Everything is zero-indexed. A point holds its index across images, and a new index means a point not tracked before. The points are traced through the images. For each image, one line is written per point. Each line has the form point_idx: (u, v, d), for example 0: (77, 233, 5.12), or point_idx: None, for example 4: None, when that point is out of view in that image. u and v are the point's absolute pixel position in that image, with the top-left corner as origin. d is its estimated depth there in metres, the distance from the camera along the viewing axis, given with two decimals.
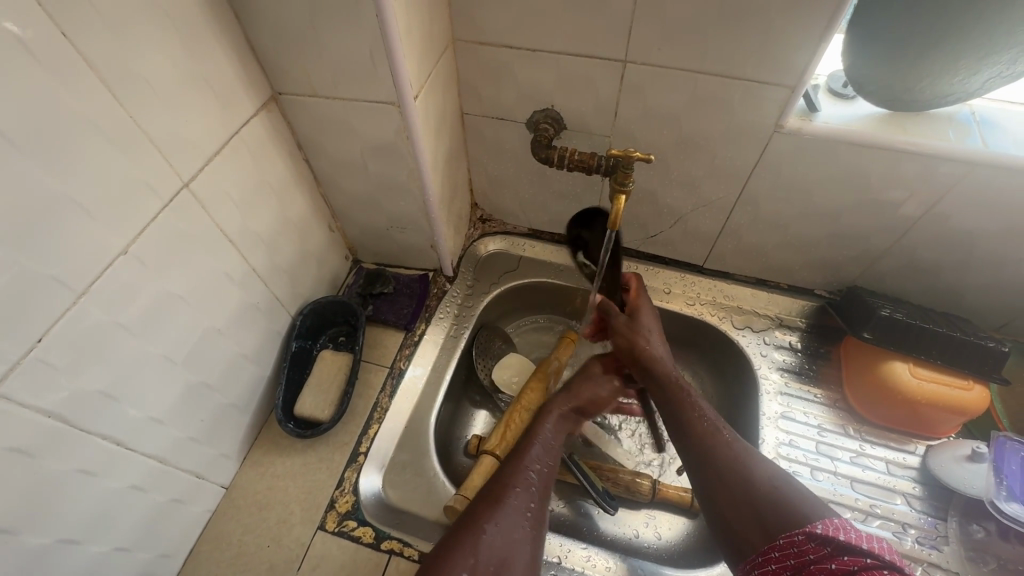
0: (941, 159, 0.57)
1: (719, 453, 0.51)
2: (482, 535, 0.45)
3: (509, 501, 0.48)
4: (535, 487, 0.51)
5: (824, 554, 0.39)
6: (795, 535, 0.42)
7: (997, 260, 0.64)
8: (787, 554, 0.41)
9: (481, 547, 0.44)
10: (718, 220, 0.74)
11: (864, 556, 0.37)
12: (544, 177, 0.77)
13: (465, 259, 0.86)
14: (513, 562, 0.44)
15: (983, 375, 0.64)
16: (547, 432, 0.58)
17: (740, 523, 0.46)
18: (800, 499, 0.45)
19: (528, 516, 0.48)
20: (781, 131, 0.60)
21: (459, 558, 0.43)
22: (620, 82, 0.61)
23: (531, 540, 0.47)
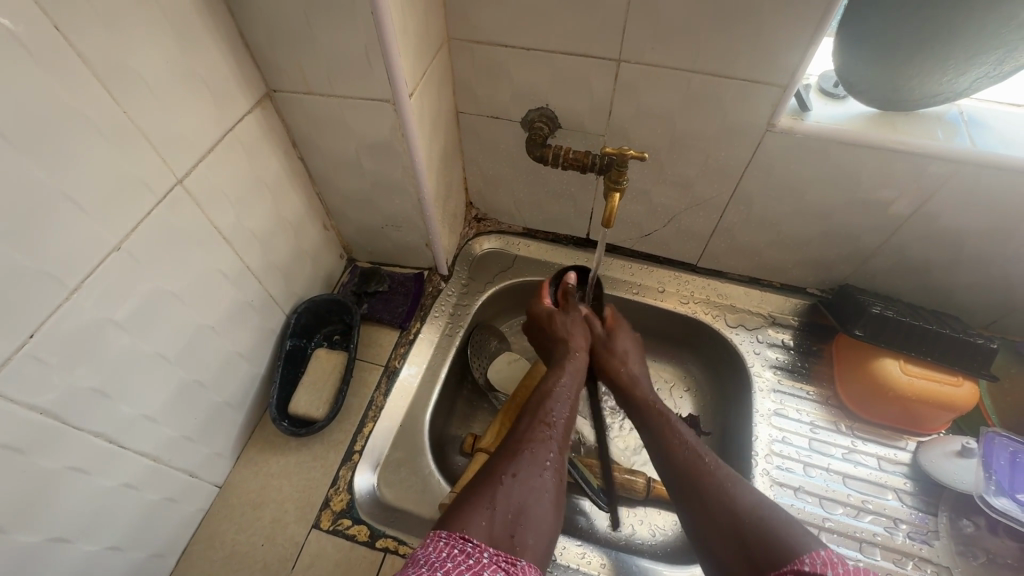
0: (930, 158, 0.57)
1: (707, 477, 0.53)
2: (504, 486, 0.47)
3: (529, 458, 0.50)
4: (554, 445, 0.53)
5: None
6: (784, 573, 0.42)
7: (985, 258, 0.65)
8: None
9: (502, 494, 0.46)
10: (711, 219, 0.74)
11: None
12: (539, 176, 0.77)
13: (460, 258, 0.86)
14: (531, 510, 0.46)
15: (972, 372, 0.65)
16: (568, 394, 0.60)
17: (726, 549, 0.48)
18: (788, 523, 0.46)
19: (545, 469, 0.50)
20: (774, 129, 0.60)
21: (478, 507, 0.44)
22: (615, 81, 0.61)
23: (549, 495, 0.48)
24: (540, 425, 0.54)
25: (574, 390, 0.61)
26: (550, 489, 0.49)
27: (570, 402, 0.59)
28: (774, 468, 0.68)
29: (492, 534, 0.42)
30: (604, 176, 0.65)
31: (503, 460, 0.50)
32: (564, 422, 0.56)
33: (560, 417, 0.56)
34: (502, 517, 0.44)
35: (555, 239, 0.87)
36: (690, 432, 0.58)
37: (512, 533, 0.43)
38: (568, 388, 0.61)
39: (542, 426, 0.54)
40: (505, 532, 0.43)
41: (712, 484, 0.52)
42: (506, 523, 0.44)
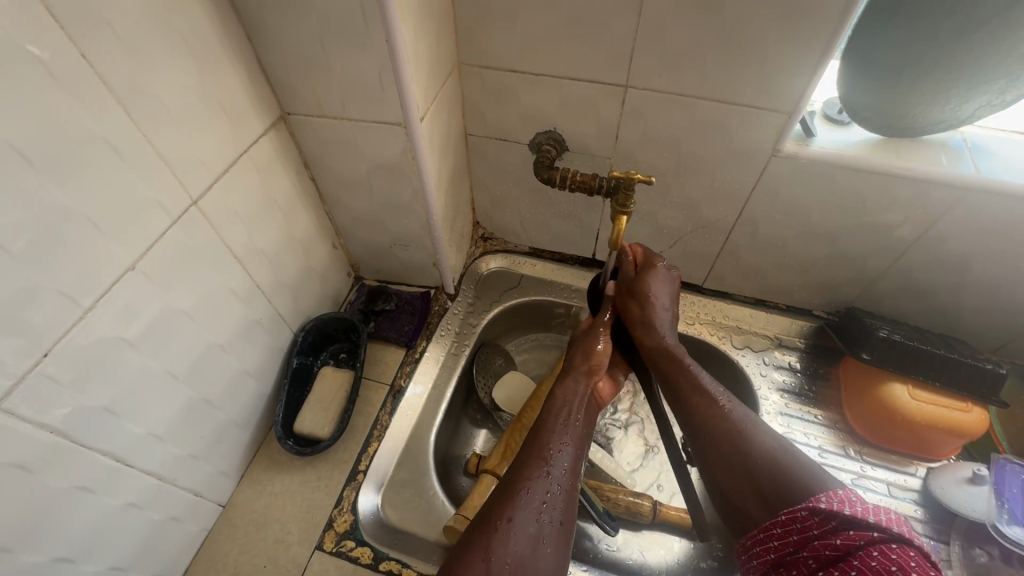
0: (935, 184, 0.58)
1: (716, 419, 0.49)
2: (499, 536, 0.43)
3: (525, 499, 0.45)
4: (557, 478, 0.48)
5: (828, 529, 0.38)
6: (799, 510, 0.40)
7: (992, 282, 0.65)
8: (790, 529, 0.41)
9: (495, 550, 0.42)
10: (717, 241, 0.75)
11: (870, 530, 0.37)
12: (545, 196, 0.78)
13: (467, 277, 0.87)
14: (531, 563, 0.42)
15: (981, 398, 0.64)
16: (572, 412, 0.55)
17: (741, 495, 0.45)
18: (801, 464, 0.44)
19: (546, 509, 0.45)
20: (779, 154, 0.61)
21: (467, 568, 0.40)
22: (622, 106, 0.63)
23: (551, 542, 0.43)
24: (539, 454, 0.49)
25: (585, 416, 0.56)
26: (553, 532, 0.44)
27: (576, 424, 0.54)
28: None
29: None
30: (611, 198, 0.65)
31: (497, 500, 0.46)
32: (570, 446, 0.51)
33: (562, 442, 0.51)
34: None
35: (562, 259, 0.88)
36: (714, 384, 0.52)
37: None
38: (579, 409, 0.56)
39: (541, 455, 0.49)
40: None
41: (725, 427, 0.48)
42: None
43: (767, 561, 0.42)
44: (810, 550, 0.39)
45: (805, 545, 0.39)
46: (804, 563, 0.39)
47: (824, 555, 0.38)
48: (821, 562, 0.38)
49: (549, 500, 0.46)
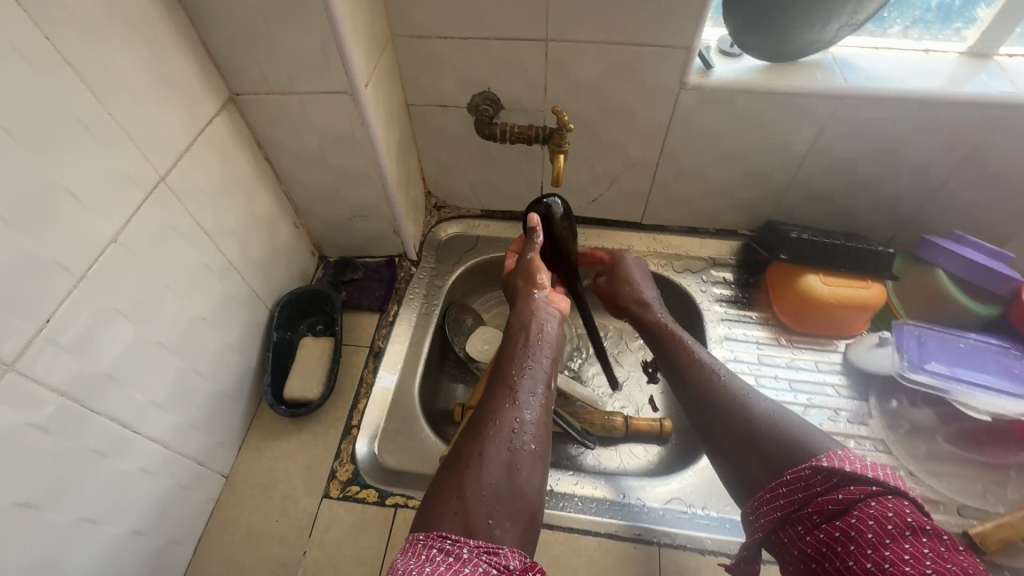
0: (814, 97, 0.68)
1: (716, 387, 0.55)
2: (474, 469, 0.47)
3: (494, 432, 0.50)
4: (524, 407, 0.52)
5: (830, 486, 0.42)
6: (802, 469, 0.44)
7: (873, 179, 0.77)
8: (795, 488, 0.44)
9: (471, 483, 0.46)
10: (647, 177, 0.83)
11: (869, 484, 0.41)
12: (489, 157, 0.85)
13: (427, 245, 0.93)
14: (506, 488, 0.47)
15: (877, 275, 0.76)
16: (539, 350, 0.59)
17: (742, 456, 0.50)
18: (798, 425, 0.49)
19: (516, 434, 0.50)
20: (686, 87, 0.70)
21: (447, 500, 0.45)
22: (546, 59, 0.69)
23: (524, 466, 0.48)
24: (507, 389, 0.54)
25: (548, 339, 0.61)
26: (526, 458, 0.49)
27: (539, 354, 0.59)
28: None
29: (465, 523, 0.43)
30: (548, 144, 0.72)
31: (472, 439, 0.50)
32: (533, 376, 0.56)
33: (529, 376, 0.56)
34: (473, 504, 0.45)
35: (512, 216, 0.95)
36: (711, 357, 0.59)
37: (489, 518, 0.44)
38: (540, 338, 0.61)
39: (510, 390, 0.54)
40: (481, 518, 0.44)
41: (724, 398, 0.54)
42: (481, 509, 0.45)
43: (774, 519, 0.46)
44: (815, 505, 0.43)
45: (808, 501, 0.43)
46: (809, 518, 0.43)
47: (828, 509, 0.42)
48: (825, 515, 0.42)
49: (519, 430, 0.50)
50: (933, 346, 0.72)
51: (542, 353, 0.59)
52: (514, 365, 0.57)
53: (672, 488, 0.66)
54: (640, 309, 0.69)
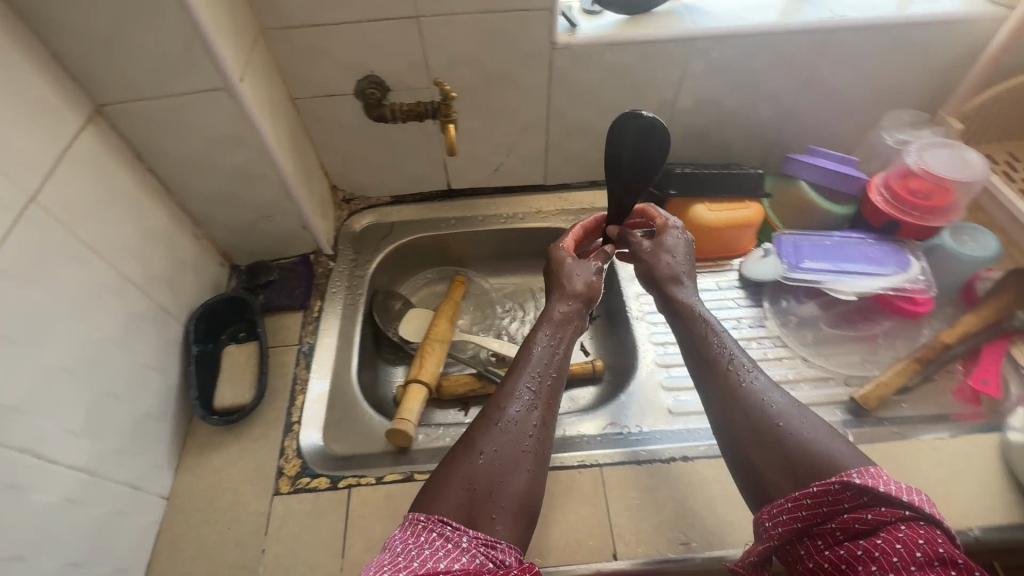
0: (670, 41, 0.75)
1: (748, 392, 0.54)
2: (480, 462, 0.49)
3: (501, 429, 0.52)
4: (527, 402, 0.54)
5: (859, 503, 0.42)
6: (833, 483, 0.44)
7: (736, 111, 0.86)
8: (820, 501, 0.44)
9: (478, 474, 0.49)
10: (540, 139, 0.88)
11: (900, 508, 0.41)
12: (387, 141, 0.86)
13: (342, 238, 0.92)
14: (507, 484, 0.49)
15: (752, 195, 0.85)
16: (560, 340, 0.61)
17: (775, 469, 0.49)
18: (832, 448, 0.48)
19: (523, 433, 0.52)
20: (557, 47, 0.74)
21: (453, 490, 0.48)
22: (421, 35, 0.72)
23: (525, 462, 0.51)
24: (512, 380, 0.56)
25: (562, 334, 0.62)
26: (528, 457, 0.51)
27: (549, 345, 0.60)
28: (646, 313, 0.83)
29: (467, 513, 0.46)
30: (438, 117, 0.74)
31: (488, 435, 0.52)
32: (540, 369, 0.57)
33: (546, 366, 0.58)
34: (476, 496, 0.47)
35: (423, 198, 0.97)
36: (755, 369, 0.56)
37: (491, 513, 0.47)
38: (554, 332, 0.61)
39: (511, 384, 0.56)
40: (484, 514, 0.47)
41: (762, 412, 0.52)
42: (485, 502, 0.47)
43: (791, 529, 0.45)
44: (839, 521, 0.43)
45: (832, 515, 0.44)
46: (831, 533, 0.43)
47: (854, 527, 0.42)
48: (850, 532, 0.42)
49: (528, 429, 0.52)
50: (805, 246, 0.80)
51: (555, 347, 0.60)
52: (526, 364, 0.58)
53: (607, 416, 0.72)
54: (674, 286, 0.65)
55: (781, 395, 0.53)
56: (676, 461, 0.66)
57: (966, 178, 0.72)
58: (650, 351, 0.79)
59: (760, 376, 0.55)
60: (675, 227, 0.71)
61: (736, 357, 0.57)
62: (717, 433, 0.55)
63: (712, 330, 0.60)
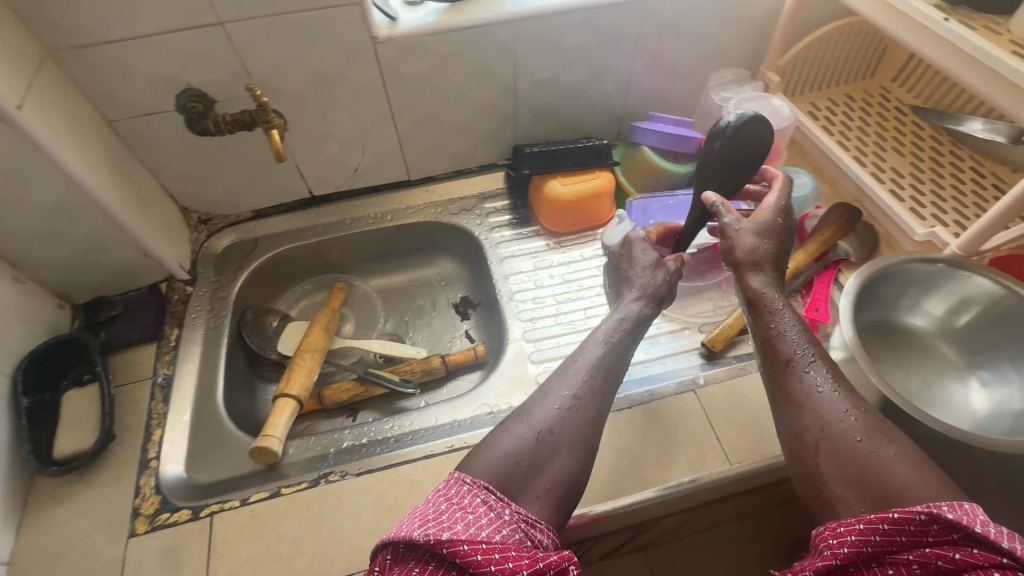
0: (492, 25, 0.77)
1: (819, 399, 0.51)
2: (531, 441, 0.53)
3: (560, 413, 0.56)
4: (572, 386, 0.58)
5: (945, 538, 0.38)
6: (920, 514, 0.38)
7: (577, 86, 0.89)
8: (900, 530, 0.39)
9: (530, 450, 0.53)
10: (391, 135, 0.88)
11: (999, 554, 0.36)
12: (228, 154, 0.83)
13: (201, 260, 0.88)
14: (547, 468, 0.52)
15: (601, 164, 0.89)
16: (613, 336, 0.63)
17: (843, 483, 0.47)
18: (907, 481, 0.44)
19: (576, 426, 0.55)
20: (379, 41, 0.74)
21: (503, 462, 0.52)
22: (232, 42, 0.69)
23: (561, 450, 0.54)
24: (572, 361, 0.61)
25: (636, 322, 0.65)
26: (568, 446, 0.54)
27: (616, 327, 0.64)
28: (514, 291, 0.86)
29: (506, 478, 0.51)
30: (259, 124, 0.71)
31: (541, 414, 0.55)
32: (601, 360, 0.60)
33: (602, 365, 0.60)
34: (515, 467, 0.51)
35: (286, 208, 0.94)
36: (847, 390, 0.52)
37: (536, 493, 0.51)
38: (626, 312, 0.65)
39: (559, 375, 0.59)
40: (529, 493, 0.51)
41: (844, 432, 0.49)
42: (520, 475, 0.51)
43: (859, 551, 0.40)
44: (919, 555, 0.38)
45: (911, 546, 0.39)
46: (906, 564, 0.39)
47: (933, 564, 0.38)
48: (930, 569, 0.38)
49: (578, 415, 0.56)
50: (654, 207, 0.86)
51: (622, 332, 0.63)
52: (592, 349, 0.61)
53: (477, 398, 0.73)
54: (751, 272, 0.61)
55: (861, 409, 0.50)
56: None
57: (777, 126, 0.79)
58: (523, 326, 0.81)
59: (841, 384, 0.52)
60: (777, 211, 0.65)
61: (816, 361, 0.54)
62: (779, 424, 0.54)
63: (794, 328, 0.57)
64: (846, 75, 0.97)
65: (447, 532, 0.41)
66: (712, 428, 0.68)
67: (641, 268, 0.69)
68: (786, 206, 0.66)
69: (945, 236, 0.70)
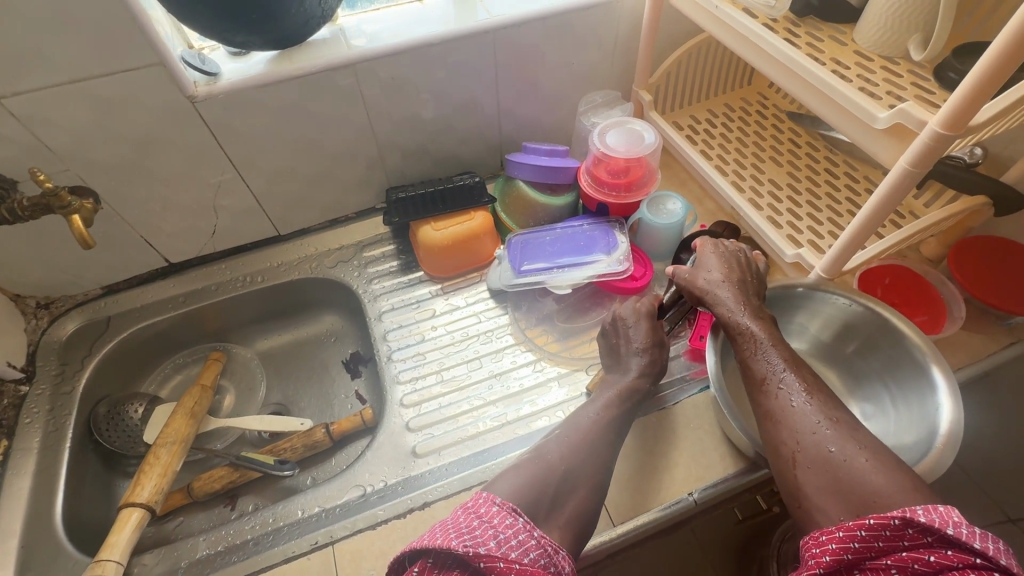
0: (328, 70, 0.71)
1: (792, 413, 0.50)
2: (556, 471, 0.53)
3: (579, 453, 0.56)
4: (591, 427, 0.59)
5: (920, 542, 0.37)
6: (895, 519, 0.38)
7: (443, 122, 0.84)
8: (876, 535, 0.38)
9: (553, 478, 0.52)
10: (245, 193, 0.81)
11: (971, 554, 0.35)
12: (52, 235, 0.74)
13: (41, 352, 0.79)
14: (567, 501, 0.51)
15: (477, 204, 0.84)
16: (618, 402, 0.62)
17: (823, 493, 0.45)
18: (886, 485, 0.42)
19: (590, 469, 0.55)
20: (198, 100, 0.67)
21: (526, 487, 0.51)
22: (16, 118, 0.61)
23: (581, 488, 0.53)
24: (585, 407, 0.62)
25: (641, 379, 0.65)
26: (587, 484, 0.53)
27: (620, 380, 0.65)
28: (394, 349, 0.80)
29: (532, 505, 0.49)
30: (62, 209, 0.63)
31: (553, 452, 0.55)
32: (604, 414, 0.61)
33: (610, 424, 0.60)
34: (543, 498, 0.50)
35: (142, 281, 0.86)
36: (824, 401, 0.49)
37: (558, 523, 0.50)
38: (629, 373, 0.65)
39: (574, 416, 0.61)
40: (552, 522, 0.49)
41: (817, 440, 0.47)
42: (543, 503, 0.50)
43: (842, 559, 0.39)
44: (895, 559, 0.37)
45: (888, 551, 0.38)
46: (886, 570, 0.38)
47: (911, 567, 0.37)
48: (908, 573, 0.37)
49: (591, 457, 0.56)
50: (533, 246, 0.81)
51: (623, 387, 0.64)
52: (595, 403, 0.62)
53: (349, 480, 0.67)
54: (713, 304, 0.60)
55: (836, 419, 0.48)
56: (411, 512, 0.62)
57: (642, 152, 0.75)
58: (404, 389, 0.76)
59: (819, 396, 0.50)
60: (711, 243, 0.66)
61: (787, 376, 0.52)
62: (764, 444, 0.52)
63: (767, 346, 0.55)
64: (722, 85, 0.95)
65: (483, 547, 0.41)
66: None
67: (637, 340, 0.67)
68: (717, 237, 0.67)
69: (810, 258, 0.68)
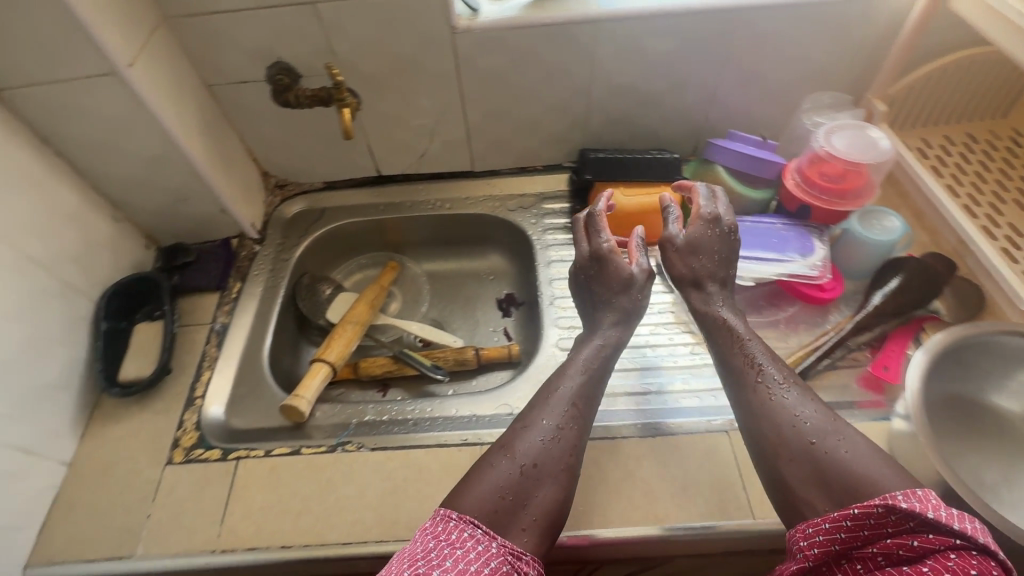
0: (573, 23, 0.75)
1: (782, 413, 0.55)
2: (524, 473, 0.53)
3: (536, 445, 0.55)
4: (557, 404, 0.59)
5: (904, 528, 0.42)
6: (876, 507, 0.43)
7: (656, 94, 0.86)
8: (862, 525, 0.44)
9: (517, 488, 0.52)
10: (461, 126, 0.89)
11: (951, 536, 0.40)
12: (308, 127, 0.87)
13: (272, 223, 0.94)
14: (534, 497, 0.52)
15: (669, 180, 0.85)
16: (593, 365, 0.63)
17: (815, 490, 0.50)
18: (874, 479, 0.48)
19: (563, 436, 0.57)
20: (458, 31, 0.75)
21: (483, 494, 0.52)
22: (320, 22, 0.73)
23: (546, 480, 0.54)
24: (547, 389, 0.61)
25: (607, 339, 0.66)
26: (558, 455, 0.55)
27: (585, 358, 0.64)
28: (556, 296, 0.84)
29: (494, 514, 0.50)
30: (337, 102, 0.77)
31: (526, 447, 0.55)
32: (571, 384, 0.61)
33: (588, 386, 0.61)
34: (501, 501, 0.51)
35: (354, 184, 0.99)
36: (808, 404, 0.55)
37: (521, 525, 0.51)
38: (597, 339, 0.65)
39: (537, 408, 0.59)
40: (516, 524, 0.51)
41: (807, 441, 0.52)
42: (504, 511, 0.51)
43: (829, 550, 0.45)
44: (883, 547, 0.43)
45: (874, 539, 0.43)
46: (874, 558, 0.43)
47: (898, 553, 0.42)
48: (893, 558, 0.42)
49: (562, 436, 0.57)
50: None
51: (584, 358, 0.64)
52: (565, 374, 0.62)
53: (499, 398, 0.73)
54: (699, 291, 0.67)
55: (822, 421, 0.53)
56: None
57: (871, 160, 0.71)
58: (559, 333, 0.80)
59: (802, 399, 0.56)
60: (708, 221, 0.69)
61: (775, 379, 0.57)
62: (753, 449, 0.56)
63: (753, 347, 0.61)
64: (970, 112, 0.85)
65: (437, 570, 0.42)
66: (741, 480, 0.63)
67: (619, 290, 0.68)
68: (716, 214, 0.70)
69: None
